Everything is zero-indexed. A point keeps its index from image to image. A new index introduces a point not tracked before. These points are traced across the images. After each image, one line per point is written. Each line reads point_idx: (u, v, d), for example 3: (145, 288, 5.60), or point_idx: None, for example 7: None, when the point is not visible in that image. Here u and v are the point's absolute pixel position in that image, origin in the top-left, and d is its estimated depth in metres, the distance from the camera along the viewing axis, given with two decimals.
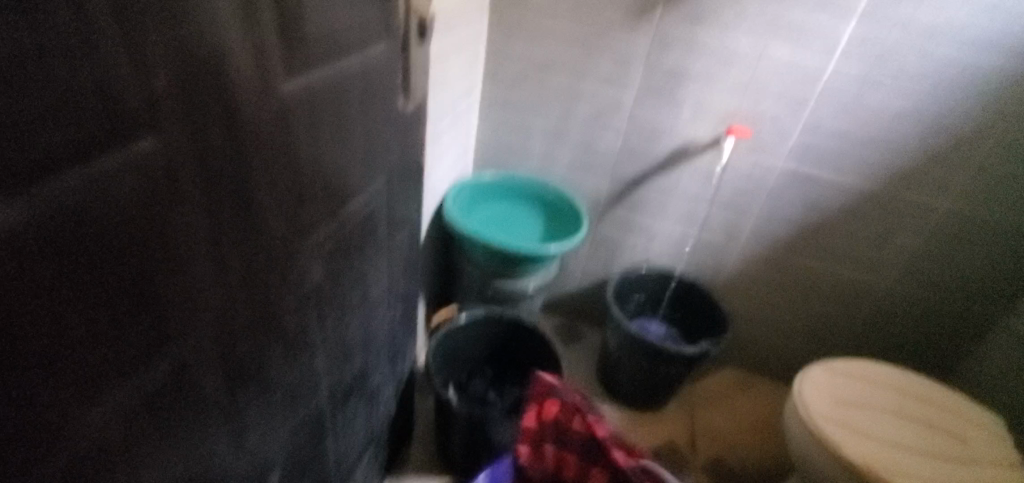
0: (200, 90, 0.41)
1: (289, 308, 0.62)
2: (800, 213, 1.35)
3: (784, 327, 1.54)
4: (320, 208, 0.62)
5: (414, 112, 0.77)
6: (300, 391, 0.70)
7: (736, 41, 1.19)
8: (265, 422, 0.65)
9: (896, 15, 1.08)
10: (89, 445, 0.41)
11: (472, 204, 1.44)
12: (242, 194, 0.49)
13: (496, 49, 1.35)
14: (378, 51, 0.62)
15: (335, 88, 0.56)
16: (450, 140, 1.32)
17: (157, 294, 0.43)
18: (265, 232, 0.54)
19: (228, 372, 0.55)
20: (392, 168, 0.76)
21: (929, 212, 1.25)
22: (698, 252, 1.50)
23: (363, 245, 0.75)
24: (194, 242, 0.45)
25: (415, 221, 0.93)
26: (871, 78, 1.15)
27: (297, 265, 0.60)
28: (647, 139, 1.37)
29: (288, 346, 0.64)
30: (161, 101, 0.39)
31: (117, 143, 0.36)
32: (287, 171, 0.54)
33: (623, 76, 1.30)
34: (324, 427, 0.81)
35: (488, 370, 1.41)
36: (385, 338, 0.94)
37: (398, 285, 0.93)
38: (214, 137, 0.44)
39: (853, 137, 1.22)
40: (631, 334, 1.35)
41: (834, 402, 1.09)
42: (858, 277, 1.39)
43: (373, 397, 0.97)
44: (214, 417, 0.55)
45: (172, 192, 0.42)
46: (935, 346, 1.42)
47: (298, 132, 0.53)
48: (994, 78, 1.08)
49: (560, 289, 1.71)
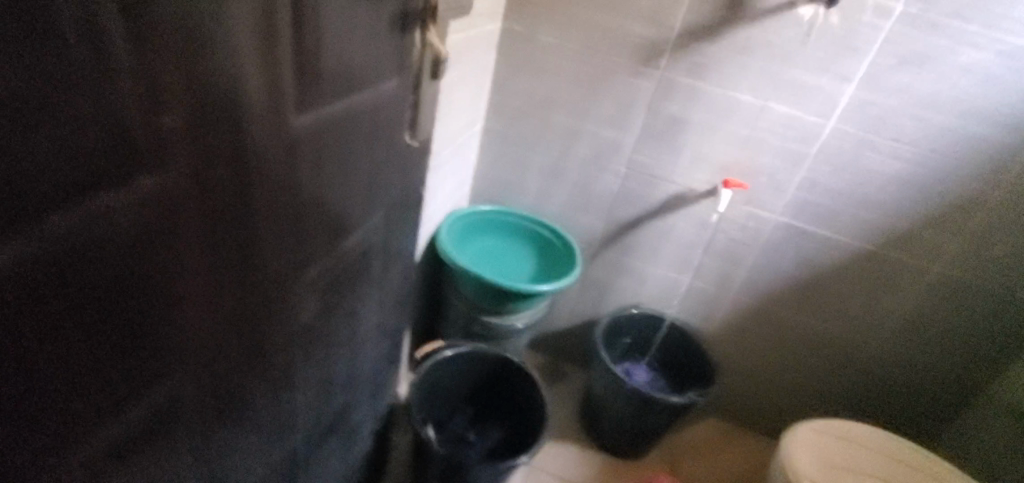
0: (208, 124, 0.39)
1: (276, 347, 0.59)
2: (792, 268, 1.36)
3: (771, 380, 1.52)
4: (317, 243, 0.59)
5: (419, 148, 0.75)
6: (278, 432, 0.66)
7: (739, 94, 1.21)
8: (238, 466, 0.61)
9: (894, 82, 1.11)
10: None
11: (465, 235, 1.42)
12: (242, 230, 0.46)
13: (500, 84, 1.36)
14: (390, 87, 0.61)
15: (344, 123, 0.54)
16: (448, 171, 1.30)
17: (145, 336, 0.40)
18: (261, 269, 0.51)
19: (208, 416, 0.51)
20: (392, 203, 0.74)
21: (919, 275, 1.27)
22: (689, 299, 1.50)
23: (357, 280, 0.72)
24: (188, 280, 0.43)
25: (410, 255, 0.90)
26: (868, 141, 1.17)
27: (289, 302, 0.58)
28: (645, 183, 1.37)
29: (270, 386, 0.61)
30: (167, 134, 0.36)
31: (118, 179, 0.34)
32: (290, 207, 0.51)
33: (626, 120, 1.31)
34: (297, 470, 0.76)
35: (470, 408, 1.37)
36: (368, 375, 0.91)
37: (386, 320, 0.90)
38: (219, 172, 0.42)
39: (848, 197, 1.24)
40: (618, 379, 1.32)
41: (824, 465, 1.06)
42: (846, 334, 1.39)
43: (351, 436, 0.93)
44: (189, 464, 0.51)
45: (171, 229, 0.39)
46: (920, 409, 1.42)
47: (305, 168, 0.51)
48: (987, 148, 1.11)
49: (548, 326, 1.68)
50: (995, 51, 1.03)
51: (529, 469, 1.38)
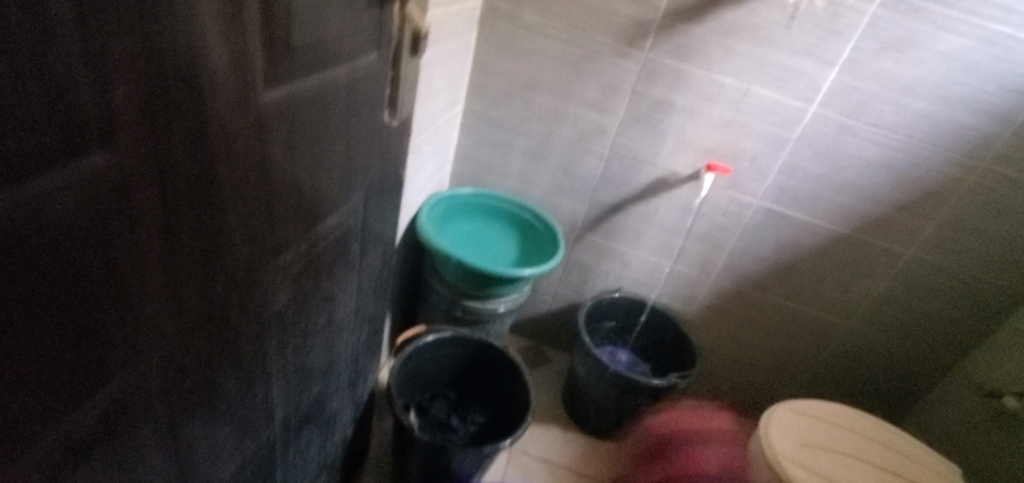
0: (167, 99, 0.36)
1: (247, 336, 0.56)
2: (772, 251, 1.37)
3: (748, 361, 1.55)
4: (290, 226, 0.56)
5: (398, 128, 0.72)
6: (253, 423, 0.64)
7: (723, 78, 1.20)
8: (211, 460, 0.58)
9: (877, 67, 1.11)
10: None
11: (447, 219, 1.40)
12: (206, 214, 0.44)
13: (482, 63, 1.32)
14: (367, 63, 0.58)
15: (319, 100, 0.51)
16: (429, 153, 1.27)
17: (97, 327, 0.37)
18: (229, 254, 0.48)
19: (173, 409, 0.49)
20: (371, 185, 0.71)
21: (894, 259, 1.29)
22: (671, 283, 1.50)
23: (334, 265, 0.70)
24: (146, 267, 0.40)
25: (389, 239, 0.88)
26: (848, 126, 1.18)
27: (259, 289, 0.55)
28: (629, 167, 1.36)
29: (243, 377, 0.58)
30: (120, 110, 0.33)
31: (65, 158, 0.31)
32: (258, 189, 0.48)
33: (610, 103, 1.29)
34: (274, 460, 0.74)
35: (452, 393, 1.36)
36: (347, 362, 0.89)
37: (366, 306, 0.88)
38: (181, 151, 0.39)
39: (829, 181, 1.24)
40: (600, 363, 1.32)
41: (801, 443, 1.07)
42: (822, 317, 1.42)
43: (330, 424, 0.91)
44: (156, 460, 0.49)
45: (126, 212, 0.36)
46: (891, 388, 1.47)
47: (274, 148, 0.48)
48: (963, 134, 1.12)
49: (530, 310, 1.67)
50: (976, 38, 1.04)
51: (511, 453, 1.39)
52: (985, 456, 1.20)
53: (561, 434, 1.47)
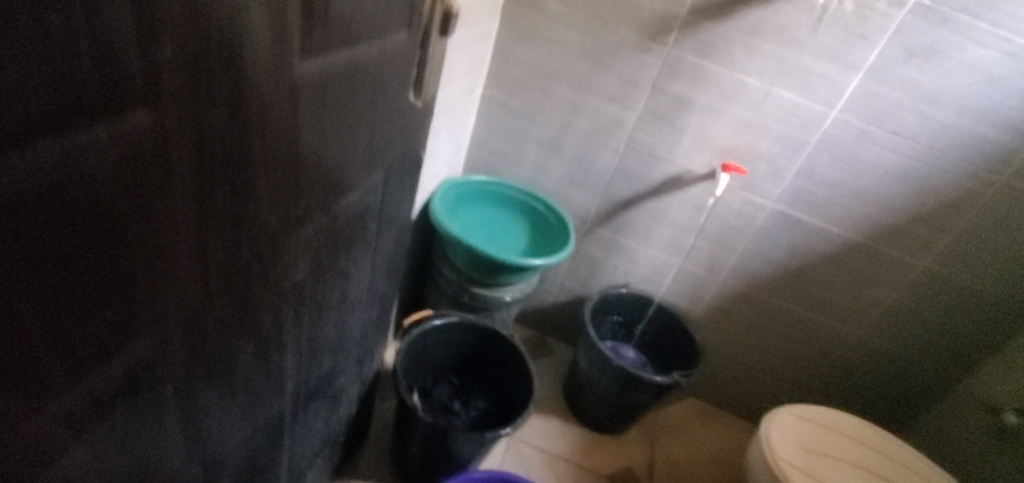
0: (209, 65, 0.36)
1: (266, 307, 0.57)
2: (782, 255, 1.36)
3: (751, 364, 1.56)
4: (314, 200, 0.57)
5: (421, 108, 0.72)
6: (264, 393, 0.65)
7: (745, 77, 1.19)
8: (223, 426, 0.59)
9: (901, 75, 1.10)
10: (30, 455, 0.35)
11: (458, 205, 1.40)
12: (236, 181, 0.44)
13: (502, 50, 1.31)
14: (396, 40, 0.58)
15: (349, 74, 0.51)
16: (445, 138, 1.27)
17: (126, 287, 0.38)
18: (255, 224, 0.49)
19: (191, 372, 0.49)
20: (391, 164, 0.72)
21: (905, 269, 1.28)
22: (679, 281, 1.50)
23: (351, 242, 0.70)
24: (176, 230, 0.40)
25: (405, 220, 0.88)
26: (869, 133, 1.17)
27: (281, 260, 0.55)
28: (644, 163, 1.36)
29: (259, 347, 0.59)
30: (162, 71, 0.33)
31: (108, 116, 0.31)
32: (287, 160, 0.49)
33: (629, 97, 1.29)
34: (282, 432, 0.75)
35: (455, 378, 1.37)
36: (356, 340, 0.89)
37: (378, 285, 0.89)
38: (217, 118, 0.39)
39: (845, 188, 1.24)
40: (603, 357, 1.33)
41: (800, 447, 1.07)
42: (829, 323, 1.41)
43: (336, 400, 0.92)
44: (172, 422, 0.50)
45: (161, 174, 0.37)
46: (892, 398, 1.47)
47: (304, 119, 0.48)
48: (985, 147, 1.11)
49: (536, 301, 1.68)
50: (1004, 51, 1.03)
51: (510, 441, 1.40)
52: (984, 470, 1.21)
53: (561, 425, 1.48)
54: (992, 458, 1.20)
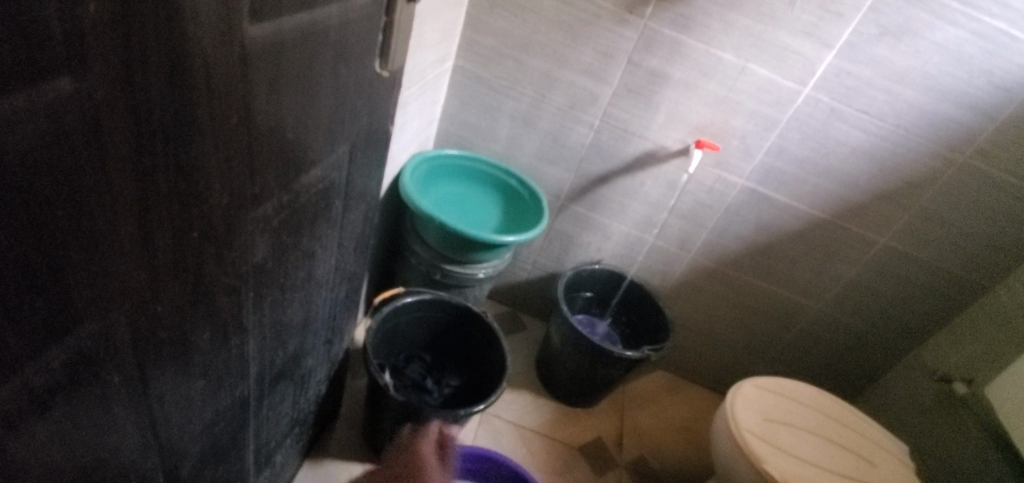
0: (143, 24, 0.33)
1: (223, 289, 0.54)
2: (751, 231, 1.38)
3: (718, 338, 1.60)
4: (272, 175, 0.53)
5: (389, 79, 0.68)
6: (225, 377, 0.62)
7: (721, 53, 1.18)
8: (181, 413, 0.57)
9: (872, 54, 1.10)
10: None
11: (429, 180, 1.37)
12: (180, 156, 0.40)
13: (474, 19, 1.26)
14: (359, 5, 0.54)
15: (306, 39, 0.48)
16: (415, 110, 1.23)
17: (59, 272, 0.35)
18: (206, 201, 0.45)
19: (141, 360, 0.46)
20: (357, 137, 0.68)
21: (866, 246, 1.32)
22: (650, 258, 1.52)
23: (316, 220, 0.67)
24: (115, 208, 0.36)
25: (374, 195, 0.85)
26: (838, 111, 1.18)
27: (238, 239, 0.52)
28: (618, 138, 1.34)
29: (218, 331, 0.56)
30: (88, 33, 0.30)
31: (26, 84, 0.28)
32: (239, 132, 0.45)
33: (605, 70, 1.26)
34: (247, 415, 0.73)
35: (428, 356, 1.36)
36: (324, 320, 0.87)
37: (346, 263, 0.86)
38: (156, 85, 0.35)
39: (813, 165, 1.25)
40: (576, 333, 1.33)
41: (763, 418, 1.09)
42: (794, 298, 1.45)
43: (304, 381, 0.90)
44: (123, 414, 0.47)
45: (93, 149, 0.33)
46: (850, 367, 1.53)
47: (257, 86, 0.45)
48: (949, 127, 1.14)
49: (510, 277, 1.67)
50: (972, 31, 1.04)
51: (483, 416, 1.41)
52: (930, 440, 1.29)
53: (535, 399, 1.49)
54: (940, 420, 1.29)
